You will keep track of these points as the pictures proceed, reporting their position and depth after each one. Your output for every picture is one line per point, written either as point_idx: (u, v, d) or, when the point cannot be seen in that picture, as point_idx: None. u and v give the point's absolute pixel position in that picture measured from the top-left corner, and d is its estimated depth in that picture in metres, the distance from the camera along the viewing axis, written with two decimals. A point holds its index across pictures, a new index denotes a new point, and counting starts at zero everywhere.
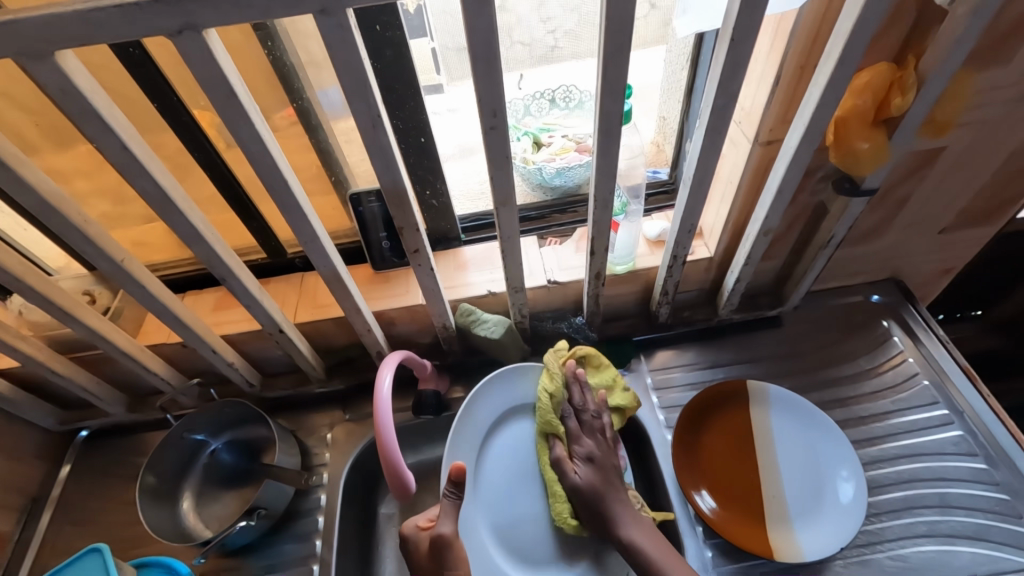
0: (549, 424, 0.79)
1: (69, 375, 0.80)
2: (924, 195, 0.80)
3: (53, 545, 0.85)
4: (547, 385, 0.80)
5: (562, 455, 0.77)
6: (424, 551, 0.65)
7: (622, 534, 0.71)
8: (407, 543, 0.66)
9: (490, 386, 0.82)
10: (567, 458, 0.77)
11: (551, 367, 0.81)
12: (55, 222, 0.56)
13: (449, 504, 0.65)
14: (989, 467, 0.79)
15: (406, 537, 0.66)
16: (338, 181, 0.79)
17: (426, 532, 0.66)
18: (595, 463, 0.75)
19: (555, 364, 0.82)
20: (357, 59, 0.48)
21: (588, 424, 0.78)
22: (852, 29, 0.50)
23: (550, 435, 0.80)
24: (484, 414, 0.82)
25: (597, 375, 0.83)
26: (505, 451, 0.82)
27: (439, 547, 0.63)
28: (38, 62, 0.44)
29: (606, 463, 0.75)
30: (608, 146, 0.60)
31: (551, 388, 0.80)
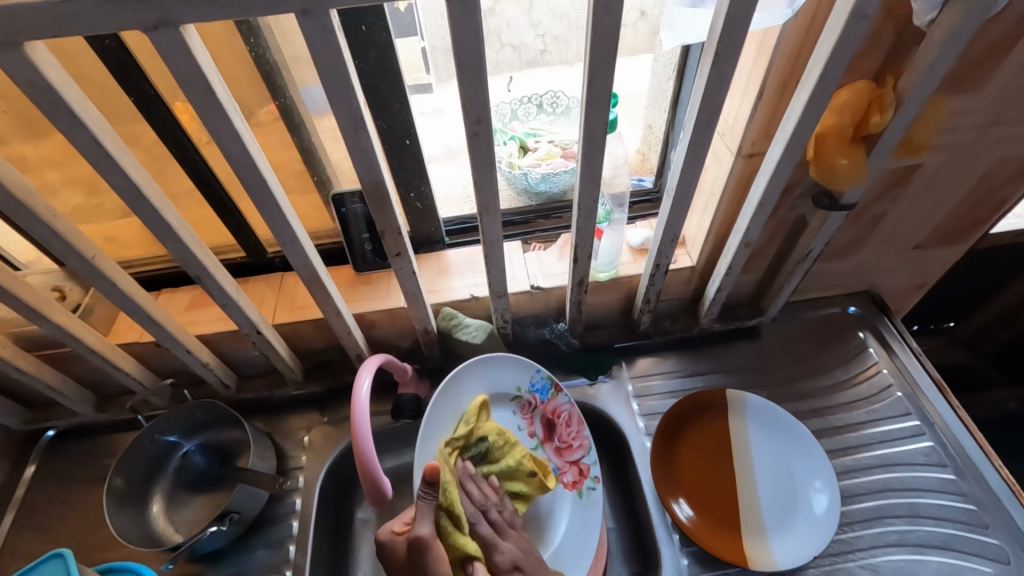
0: (464, 546, 0.62)
1: (35, 373, 0.77)
2: (901, 212, 0.81)
3: (14, 549, 0.83)
4: (443, 495, 0.64)
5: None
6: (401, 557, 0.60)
7: None
8: (384, 550, 0.62)
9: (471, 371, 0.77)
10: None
11: (445, 472, 0.66)
12: (22, 218, 0.54)
13: (425, 506, 0.60)
14: (957, 477, 0.81)
15: (383, 544, 0.62)
16: (320, 181, 0.78)
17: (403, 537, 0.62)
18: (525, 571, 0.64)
19: (445, 465, 0.68)
20: (340, 61, 0.47)
21: (501, 524, 0.68)
22: (834, 48, 0.51)
23: (466, 561, 0.62)
24: (463, 397, 0.77)
25: (488, 465, 0.74)
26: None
27: (416, 551, 0.58)
28: (6, 54, 0.42)
29: (533, 567, 0.65)
30: (592, 154, 0.60)
31: (450, 500, 0.63)
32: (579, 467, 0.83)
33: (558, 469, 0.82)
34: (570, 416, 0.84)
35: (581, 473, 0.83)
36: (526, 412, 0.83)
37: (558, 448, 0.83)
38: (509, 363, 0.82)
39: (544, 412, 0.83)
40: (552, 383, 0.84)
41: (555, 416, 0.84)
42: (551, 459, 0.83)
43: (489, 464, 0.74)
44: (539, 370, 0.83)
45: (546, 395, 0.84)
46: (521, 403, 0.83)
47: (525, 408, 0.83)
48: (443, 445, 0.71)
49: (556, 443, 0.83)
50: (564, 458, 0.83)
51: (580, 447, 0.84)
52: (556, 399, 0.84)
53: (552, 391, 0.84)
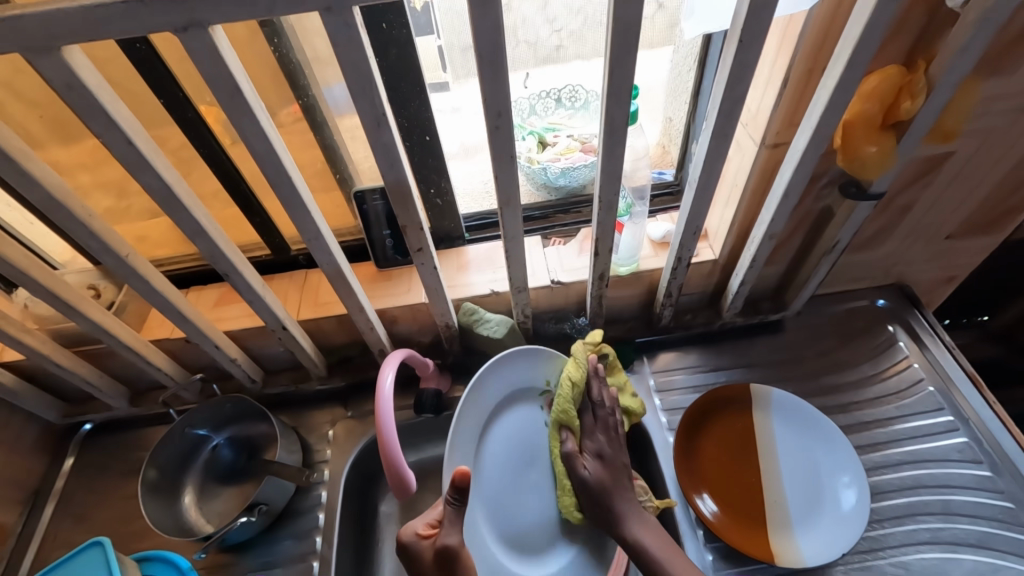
0: (567, 416, 0.77)
1: (72, 368, 0.80)
2: (932, 201, 0.79)
3: (54, 537, 0.86)
4: (573, 373, 0.78)
5: (573, 451, 0.76)
6: (429, 561, 0.62)
7: (626, 530, 0.71)
8: (407, 551, 0.63)
9: (491, 373, 0.77)
10: (577, 454, 0.76)
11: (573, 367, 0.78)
12: (60, 217, 0.56)
13: (453, 512, 0.62)
14: (993, 474, 0.78)
15: (406, 545, 0.64)
16: (342, 179, 0.80)
17: (428, 540, 0.64)
18: (604, 460, 0.75)
19: (582, 353, 0.79)
20: (362, 58, 0.48)
21: (606, 419, 0.77)
22: (862, 32, 0.50)
23: (563, 427, 0.78)
24: (487, 400, 0.77)
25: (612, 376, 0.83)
26: (506, 439, 0.78)
27: (446, 557, 0.61)
28: (44, 58, 0.44)
29: (616, 461, 0.75)
30: (613, 146, 0.60)
31: (574, 381, 0.77)
32: None
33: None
34: None
35: None
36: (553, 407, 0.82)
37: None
38: (535, 356, 0.81)
39: None
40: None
41: None
42: None
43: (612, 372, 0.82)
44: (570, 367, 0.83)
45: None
46: (548, 399, 0.82)
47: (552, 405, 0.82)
48: (585, 342, 0.81)
49: None
50: None
51: None
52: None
53: None
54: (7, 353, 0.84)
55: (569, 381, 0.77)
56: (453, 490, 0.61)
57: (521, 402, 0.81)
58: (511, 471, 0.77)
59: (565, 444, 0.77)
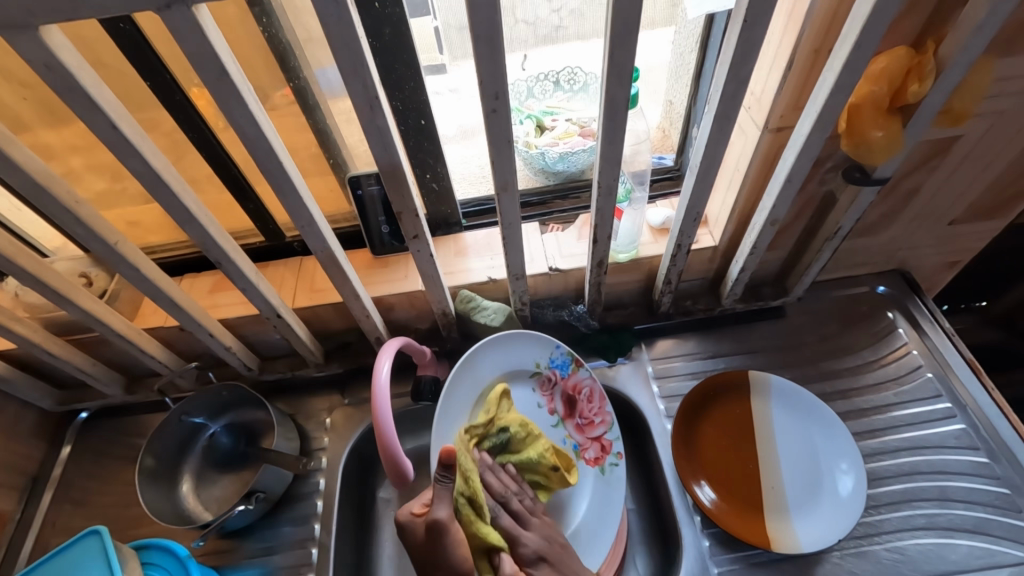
0: (483, 535, 0.62)
1: (66, 356, 0.79)
2: (936, 186, 0.78)
3: (53, 525, 0.86)
4: (465, 487, 0.64)
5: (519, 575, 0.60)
6: (422, 538, 0.59)
7: None
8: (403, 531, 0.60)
9: (478, 354, 0.76)
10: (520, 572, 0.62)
11: (464, 461, 0.66)
12: (46, 203, 0.55)
13: (442, 489, 0.59)
14: (990, 460, 0.79)
15: (403, 525, 0.60)
16: (337, 164, 0.78)
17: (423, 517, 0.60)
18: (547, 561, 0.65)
19: (463, 449, 0.69)
20: (353, 38, 0.46)
21: (521, 513, 0.68)
22: (872, 11, 0.48)
23: (491, 550, 0.63)
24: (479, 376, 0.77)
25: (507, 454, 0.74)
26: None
27: (436, 532, 0.57)
28: (23, 38, 0.42)
29: (556, 557, 0.66)
30: (614, 129, 0.58)
31: (472, 490, 0.63)
32: (602, 443, 0.82)
33: (580, 444, 0.82)
34: (592, 392, 0.83)
35: (603, 449, 0.82)
36: (545, 388, 0.83)
37: (579, 424, 0.83)
38: (527, 341, 0.81)
39: (566, 388, 0.83)
40: (574, 358, 0.84)
41: (576, 393, 0.83)
42: (572, 435, 0.82)
43: (506, 452, 0.74)
44: (559, 346, 0.83)
45: (567, 370, 0.83)
46: (541, 379, 0.83)
47: (544, 384, 0.83)
48: (464, 434, 0.72)
49: (577, 419, 0.83)
50: (586, 435, 0.82)
51: (602, 423, 0.83)
52: (577, 374, 0.84)
53: (573, 367, 0.83)
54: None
55: (463, 495, 0.63)
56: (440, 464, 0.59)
57: (513, 382, 0.81)
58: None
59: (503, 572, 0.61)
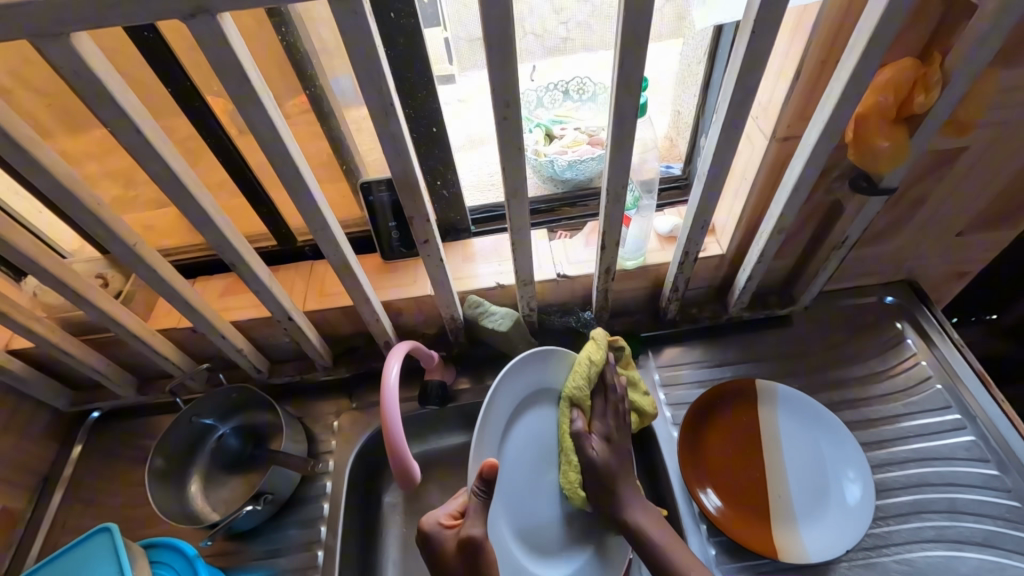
0: (579, 392, 0.76)
1: (81, 356, 0.80)
2: (944, 196, 0.78)
3: (63, 524, 0.87)
4: (593, 353, 0.78)
5: (583, 431, 0.75)
6: (452, 551, 0.61)
7: (623, 512, 0.72)
8: (430, 542, 0.62)
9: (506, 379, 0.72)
10: (586, 434, 0.75)
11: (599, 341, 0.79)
12: (68, 205, 0.56)
13: (480, 504, 0.61)
14: (1000, 473, 0.78)
15: (428, 533, 0.62)
16: (349, 170, 0.79)
17: (451, 531, 0.62)
18: (613, 442, 0.75)
19: (602, 335, 0.80)
20: (371, 46, 0.47)
21: (616, 406, 0.77)
22: (878, 22, 0.49)
23: (574, 406, 0.77)
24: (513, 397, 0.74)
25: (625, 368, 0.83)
26: (521, 439, 0.75)
27: (470, 549, 0.59)
28: (53, 45, 0.44)
29: (623, 444, 0.76)
30: (623, 137, 0.59)
31: (594, 363, 0.77)
32: None
33: None
34: None
35: None
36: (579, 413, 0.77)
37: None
38: (552, 357, 0.79)
39: None
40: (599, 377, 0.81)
41: None
42: None
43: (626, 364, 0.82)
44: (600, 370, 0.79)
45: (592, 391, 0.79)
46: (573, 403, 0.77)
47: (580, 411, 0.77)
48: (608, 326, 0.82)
49: None
50: None
51: None
52: None
53: None
54: (16, 340, 0.84)
55: (587, 359, 0.77)
56: (481, 479, 0.61)
57: (533, 402, 0.77)
58: (525, 471, 0.74)
59: (574, 423, 0.75)
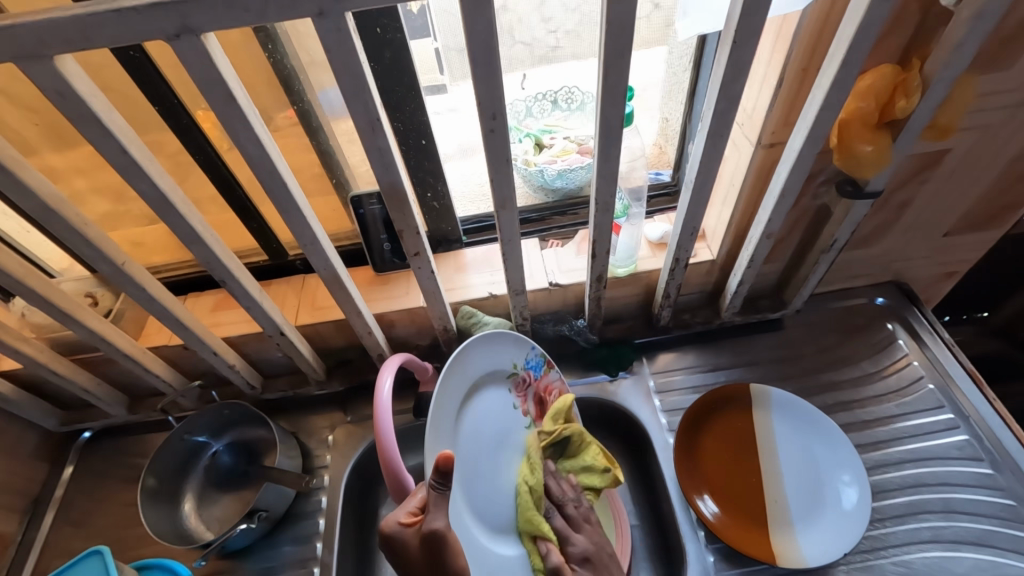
0: (534, 524, 0.70)
1: (70, 376, 0.80)
2: (930, 198, 0.79)
3: (54, 546, 0.85)
4: (530, 478, 0.72)
5: (561, 562, 0.68)
6: (415, 548, 0.59)
7: None
8: (391, 543, 0.59)
9: (461, 359, 0.71)
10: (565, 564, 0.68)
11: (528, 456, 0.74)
12: (55, 225, 0.56)
13: (437, 496, 0.58)
14: (994, 471, 0.78)
15: (391, 535, 0.59)
16: (339, 183, 0.80)
17: (413, 528, 0.60)
18: (592, 563, 0.69)
19: (533, 448, 0.75)
20: (356, 62, 0.48)
21: (575, 518, 0.72)
22: (856, 31, 0.50)
23: (538, 537, 0.70)
24: (465, 380, 0.72)
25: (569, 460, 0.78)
26: (479, 421, 0.73)
27: (433, 543, 0.57)
28: (37, 66, 0.44)
29: (603, 562, 0.70)
30: (609, 147, 0.59)
31: (533, 481, 0.72)
32: None
33: None
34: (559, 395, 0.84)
35: None
36: (520, 389, 0.80)
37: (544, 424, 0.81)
38: (506, 341, 0.78)
39: (538, 390, 0.81)
40: (546, 359, 0.83)
41: (547, 395, 0.82)
42: None
43: (568, 458, 0.78)
44: (535, 346, 0.81)
45: (540, 371, 0.82)
46: (517, 380, 0.80)
47: (519, 385, 0.80)
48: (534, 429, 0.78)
49: None
50: None
51: None
52: (548, 375, 0.83)
53: (545, 368, 0.83)
54: (4, 361, 0.83)
55: (526, 485, 0.72)
56: (436, 473, 0.58)
57: (492, 384, 0.77)
58: (485, 452, 0.72)
59: (548, 558, 0.69)
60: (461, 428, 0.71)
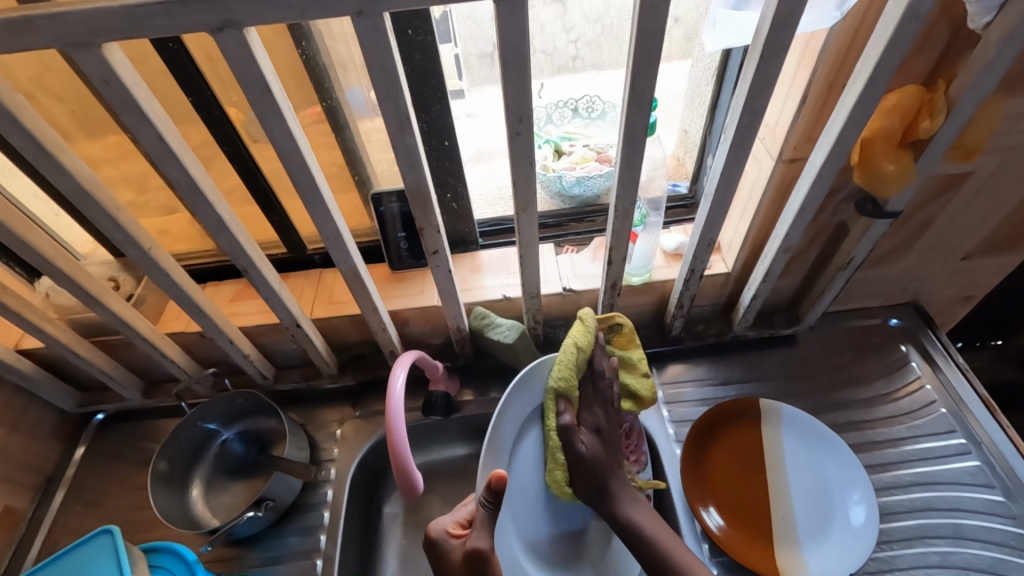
0: (565, 382, 0.73)
1: (90, 357, 0.81)
2: (949, 220, 0.79)
3: (64, 525, 0.87)
4: (578, 338, 0.75)
5: (572, 423, 0.73)
6: (456, 562, 0.60)
7: (618, 510, 0.71)
8: (435, 547, 0.62)
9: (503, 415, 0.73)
10: (576, 427, 0.73)
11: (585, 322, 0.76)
12: (89, 207, 0.58)
13: (486, 515, 0.61)
14: (1006, 499, 0.77)
15: (435, 542, 0.62)
16: (361, 181, 0.81)
17: (458, 540, 0.62)
18: (602, 434, 0.74)
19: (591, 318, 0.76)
20: (390, 62, 0.49)
21: (607, 394, 0.76)
22: (883, 50, 0.50)
23: (561, 397, 0.74)
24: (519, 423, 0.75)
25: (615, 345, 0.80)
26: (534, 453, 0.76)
27: (475, 561, 0.59)
28: (85, 54, 0.45)
29: (611, 435, 0.75)
30: (632, 154, 0.60)
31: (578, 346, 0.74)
32: None
33: None
34: (631, 429, 0.82)
35: None
36: None
37: None
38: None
39: None
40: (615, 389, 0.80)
41: None
42: None
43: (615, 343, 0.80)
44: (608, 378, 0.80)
45: None
46: None
47: None
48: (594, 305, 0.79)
49: None
50: None
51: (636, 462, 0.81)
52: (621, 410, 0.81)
53: None
54: (26, 339, 0.86)
55: (573, 344, 0.75)
56: (488, 491, 0.60)
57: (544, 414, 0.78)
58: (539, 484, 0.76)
59: (561, 416, 0.73)
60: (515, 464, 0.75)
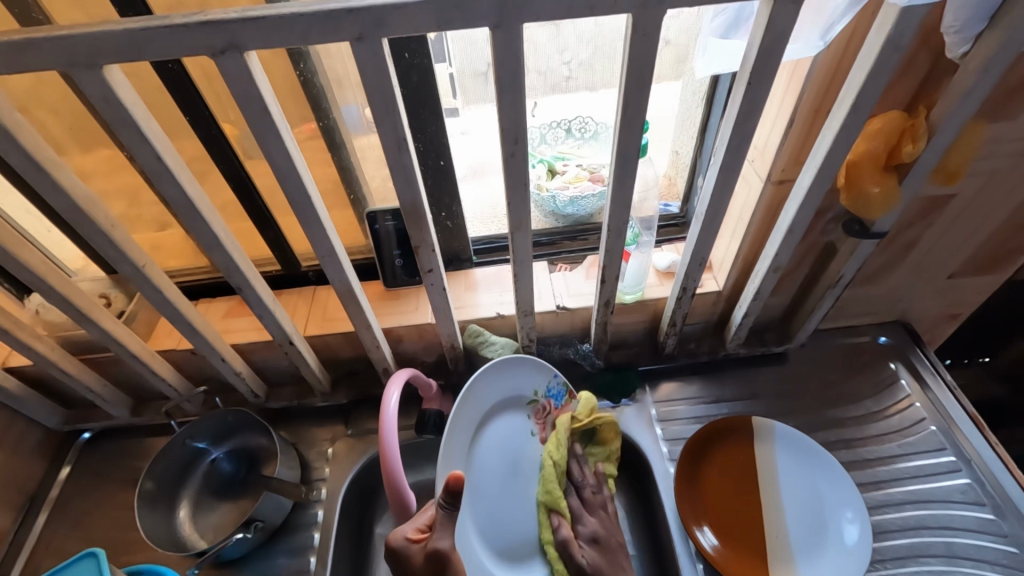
0: (552, 497, 0.76)
1: (78, 375, 0.80)
2: (934, 240, 0.80)
3: (46, 547, 0.84)
4: (554, 454, 0.78)
5: (568, 537, 0.75)
6: (419, 565, 0.61)
7: None
8: (397, 556, 0.62)
9: (471, 394, 0.76)
10: (572, 540, 0.75)
11: (559, 434, 0.79)
12: (83, 225, 0.58)
13: (445, 515, 0.62)
14: (996, 517, 0.78)
15: (396, 550, 0.62)
16: (356, 198, 0.82)
17: (419, 544, 0.63)
18: (600, 543, 0.75)
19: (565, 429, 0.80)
20: (388, 84, 0.50)
21: (592, 501, 0.78)
22: (866, 78, 0.52)
23: (553, 511, 0.76)
24: (476, 410, 0.77)
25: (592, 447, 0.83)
26: (495, 444, 0.79)
27: (436, 560, 0.60)
28: (86, 74, 0.46)
29: (612, 545, 0.75)
30: (624, 175, 0.61)
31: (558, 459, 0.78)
32: None
33: None
34: None
35: None
36: (538, 417, 0.82)
37: None
38: (525, 366, 0.82)
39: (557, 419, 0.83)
40: (568, 389, 0.84)
41: None
42: None
43: (594, 444, 0.83)
44: (557, 375, 0.83)
45: (561, 401, 0.83)
46: (535, 408, 0.83)
47: (538, 413, 0.83)
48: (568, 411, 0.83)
49: None
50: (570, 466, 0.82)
51: None
52: (571, 406, 0.84)
53: (567, 399, 0.84)
54: (13, 357, 0.84)
55: (552, 459, 0.78)
56: (444, 492, 0.60)
57: (509, 410, 0.82)
58: (499, 477, 0.78)
59: (558, 531, 0.75)
60: (475, 454, 0.77)
